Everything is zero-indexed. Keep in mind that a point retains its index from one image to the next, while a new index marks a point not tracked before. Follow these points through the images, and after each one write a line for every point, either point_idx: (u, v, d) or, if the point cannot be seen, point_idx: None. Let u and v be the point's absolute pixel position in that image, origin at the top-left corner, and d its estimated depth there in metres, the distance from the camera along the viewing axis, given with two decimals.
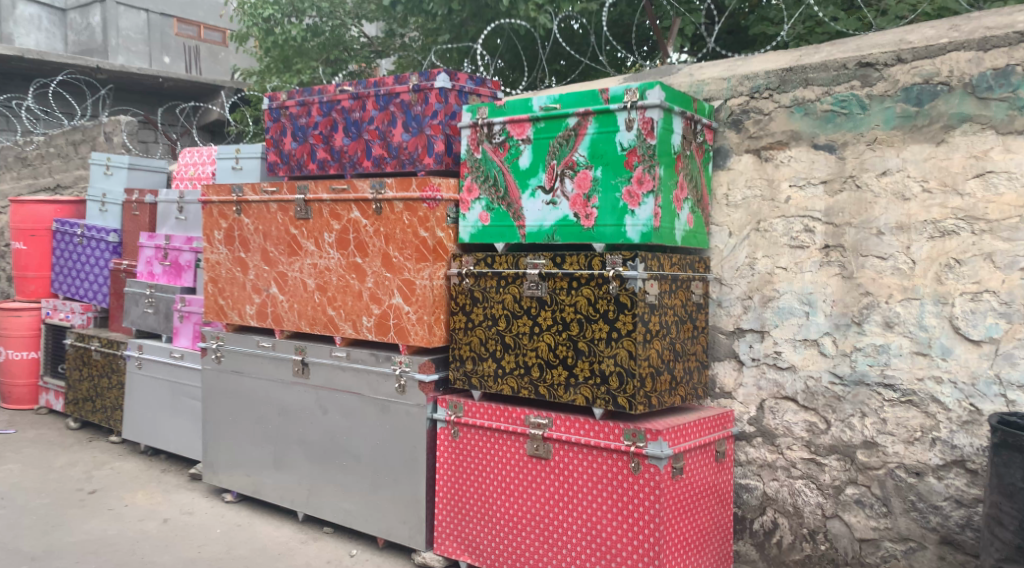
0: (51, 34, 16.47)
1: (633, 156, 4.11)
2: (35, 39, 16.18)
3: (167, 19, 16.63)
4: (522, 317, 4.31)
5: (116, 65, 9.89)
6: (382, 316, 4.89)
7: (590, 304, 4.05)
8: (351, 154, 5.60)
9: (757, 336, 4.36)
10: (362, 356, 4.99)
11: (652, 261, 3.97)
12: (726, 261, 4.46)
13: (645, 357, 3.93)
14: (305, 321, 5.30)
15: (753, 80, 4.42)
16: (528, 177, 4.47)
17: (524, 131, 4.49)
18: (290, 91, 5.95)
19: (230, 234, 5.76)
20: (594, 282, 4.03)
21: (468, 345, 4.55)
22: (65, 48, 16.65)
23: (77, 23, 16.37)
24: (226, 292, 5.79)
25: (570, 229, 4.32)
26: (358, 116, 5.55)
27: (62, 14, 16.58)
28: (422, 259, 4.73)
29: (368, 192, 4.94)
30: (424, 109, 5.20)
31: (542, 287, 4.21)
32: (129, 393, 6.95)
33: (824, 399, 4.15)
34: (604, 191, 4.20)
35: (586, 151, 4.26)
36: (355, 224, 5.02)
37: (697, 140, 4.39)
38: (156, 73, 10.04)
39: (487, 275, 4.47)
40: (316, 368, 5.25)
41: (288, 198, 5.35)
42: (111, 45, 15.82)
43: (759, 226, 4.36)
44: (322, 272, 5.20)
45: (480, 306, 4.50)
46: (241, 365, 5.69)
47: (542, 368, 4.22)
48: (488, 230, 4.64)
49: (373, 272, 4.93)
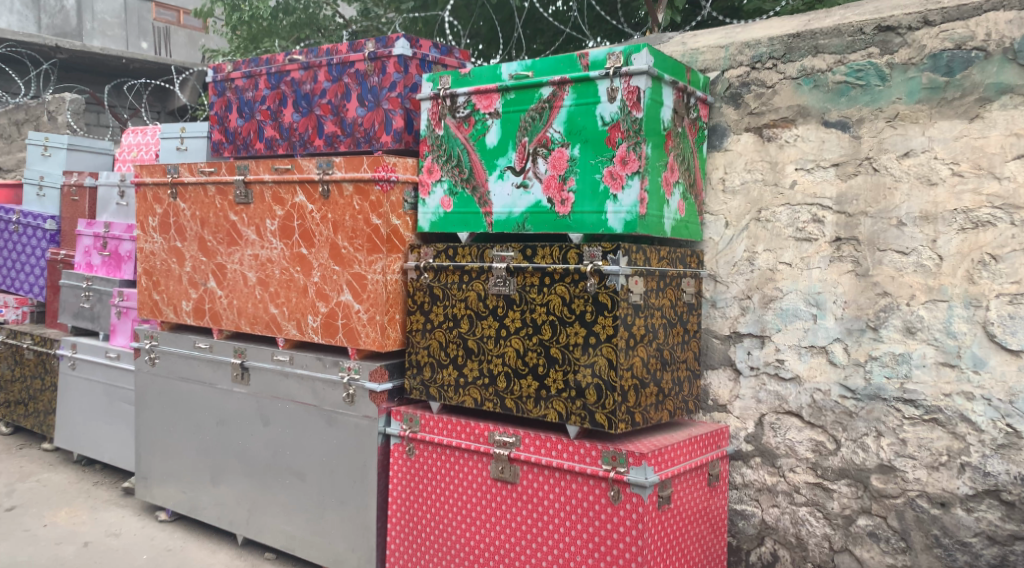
0: (23, 17, 14.35)
1: (616, 132, 3.53)
2: (6, 23, 14.09)
3: (145, 3, 15.91)
4: (487, 318, 3.72)
5: (73, 43, 9.25)
6: (329, 315, 4.31)
7: (565, 303, 3.47)
8: (301, 132, 4.99)
9: (757, 341, 3.79)
10: (307, 360, 4.41)
11: (636, 254, 3.39)
12: (722, 255, 3.90)
13: (627, 366, 3.35)
14: (246, 320, 4.73)
15: (755, 48, 3.86)
16: (495, 156, 3.89)
17: (492, 103, 3.90)
18: (237, 62, 5.35)
19: (166, 221, 5.15)
20: (570, 278, 3.45)
21: (426, 350, 3.97)
22: (41, 32, 14.66)
23: (50, 6, 14.70)
24: (162, 285, 5.20)
25: (543, 216, 3.74)
26: (309, 89, 4.94)
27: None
28: (373, 250, 4.12)
29: (314, 173, 4.35)
30: (382, 80, 4.60)
31: (510, 284, 3.63)
32: (62, 396, 6.35)
33: (833, 416, 3.59)
34: (583, 172, 3.62)
35: (561, 127, 3.68)
36: (300, 210, 4.43)
37: (691, 116, 3.82)
38: (120, 54, 9.46)
39: (448, 270, 3.89)
40: (257, 373, 4.66)
41: (227, 179, 4.76)
42: (87, 29, 15.15)
43: (760, 216, 3.80)
44: (264, 265, 4.61)
45: (440, 305, 3.91)
46: (178, 368, 5.10)
47: (509, 378, 3.65)
48: (450, 218, 4.06)
49: (320, 265, 4.34)
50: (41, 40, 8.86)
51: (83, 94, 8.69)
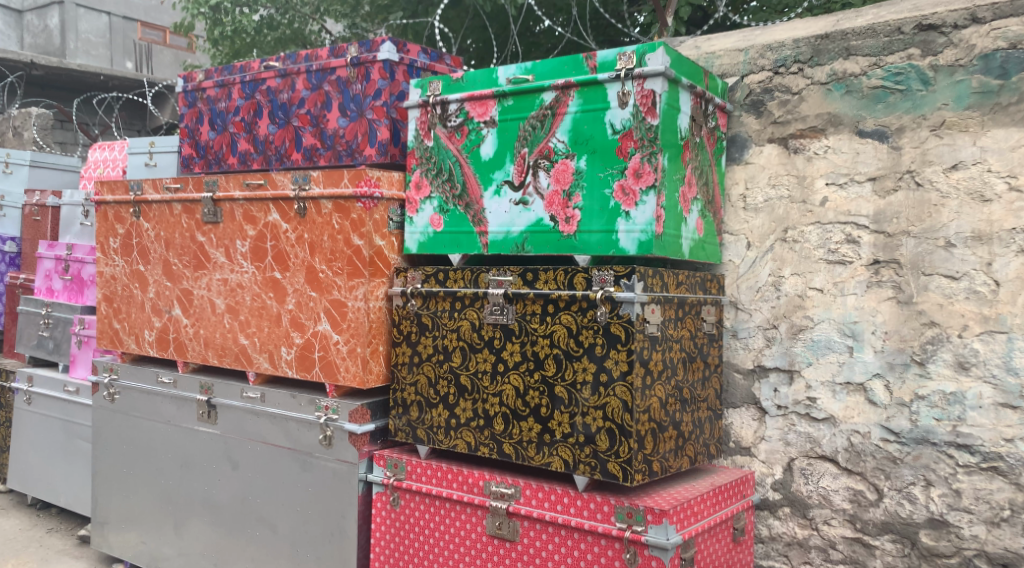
0: (5, 36, 14.97)
1: (628, 141, 3.13)
2: None
3: (131, 22, 15.47)
4: (482, 351, 3.30)
5: (50, 60, 8.82)
6: (305, 346, 3.87)
7: (571, 335, 3.04)
8: (277, 146, 4.57)
9: (784, 377, 3.38)
10: (280, 397, 3.96)
11: (653, 278, 2.98)
12: (744, 279, 3.49)
13: (644, 408, 2.92)
14: (214, 352, 4.29)
15: (778, 51, 3.48)
16: (491, 169, 3.48)
17: (487, 110, 3.50)
18: (208, 70, 4.94)
19: (128, 242, 4.70)
20: (576, 306, 3.03)
21: (413, 387, 3.53)
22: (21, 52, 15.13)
23: (37, 26, 14.97)
24: (123, 313, 4.74)
25: (545, 236, 3.33)
26: (286, 98, 4.53)
27: (18, 15, 15.02)
28: (353, 275, 3.69)
29: (289, 189, 3.92)
30: (365, 88, 4.19)
31: (509, 313, 3.21)
32: (18, 433, 5.93)
33: (874, 462, 3.17)
34: (591, 187, 3.21)
35: (566, 136, 3.28)
36: (273, 230, 4.00)
37: (709, 125, 3.43)
38: (98, 70, 9.07)
39: (438, 296, 3.46)
40: (226, 411, 4.21)
41: (195, 197, 4.33)
42: (70, 49, 14.68)
43: (786, 236, 3.41)
44: (234, 290, 4.17)
45: (429, 336, 3.48)
46: (140, 404, 4.65)
47: (506, 420, 3.21)
48: (440, 238, 3.64)
49: (295, 290, 3.90)
50: (16, 56, 8.40)
51: (51, 110, 8.23)
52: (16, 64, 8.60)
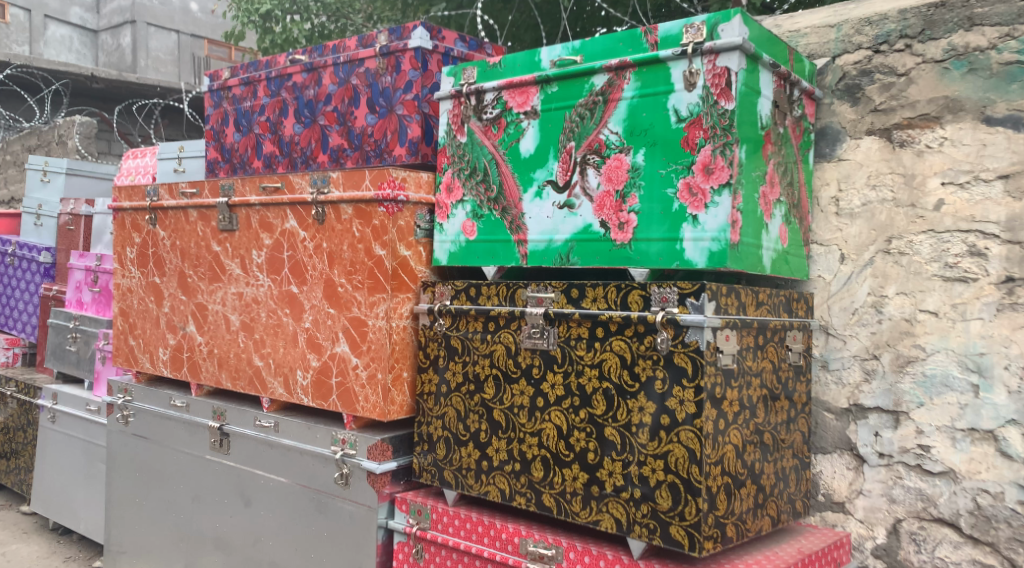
0: (82, 56, 15.00)
1: (696, 130, 2.57)
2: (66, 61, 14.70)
3: (199, 40, 15.37)
4: (519, 382, 2.77)
5: (110, 72, 8.64)
6: (322, 370, 3.39)
7: (625, 366, 2.49)
8: (303, 147, 4.15)
9: (888, 420, 2.77)
10: (294, 427, 3.49)
11: (727, 297, 2.41)
12: (837, 299, 2.90)
13: (716, 460, 2.35)
14: (227, 374, 3.85)
15: (880, 25, 2.89)
16: (531, 168, 2.98)
17: (528, 99, 3.00)
18: (235, 67, 4.56)
19: (144, 252, 4.32)
20: (630, 330, 2.48)
21: (440, 420, 3.03)
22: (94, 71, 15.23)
23: (109, 45, 14.99)
24: (138, 329, 4.36)
25: (593, 245, 2.80)
26: (312, 94, 4.10)
27: (94, 35, 15.14)
28: (374, 290, 3.21)
29: (307, 192, 3.47)
30: (395, 80, 3.72)
31: (551, 337, 2.68)
32: (40, 453, 5.59)
33: (1008, 530, 2.54)
34: (650, 186, 2.66)
35: (620, 126, 2.75)
36: (291, 238, 3.54)
37: (794, 113, 2.85)
38: (154, 83, 8.84)
39: (470, 316, 2.96)
40: (238, 440, 3.77)
41: (210, 202, 3.92)
42: (141, 67, 14.59)
43: (891, 248, 2.81)
44: (249, 305, 3.73)
45: (460, 362, 2.97)
46: (152, 428, 4.25)
47: (547, 465, 2.67)
48: (473, 247, 3.14)
49: (312, 307, 3.44)
50: (78, 69, 8.23)
51: (95, 117, 8.00)
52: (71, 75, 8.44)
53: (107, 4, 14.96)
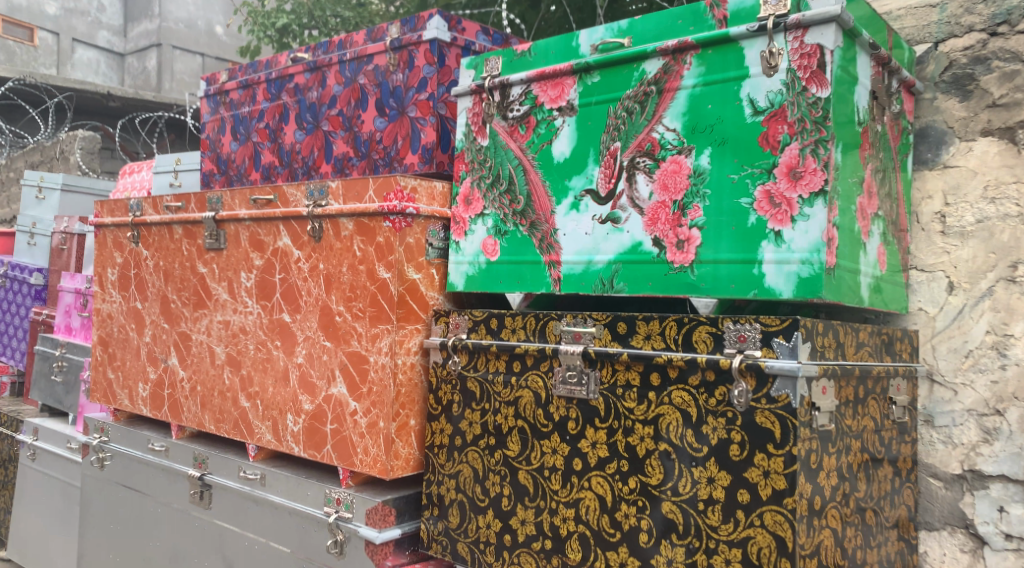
0: None
1: (778, 125, 2.04)
2: None
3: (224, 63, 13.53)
4: (552, 438, 2.27)
5: (125, 90, 8.28)
6: (315, 416, 2.87)
7: (688, 425, 1.98)
8: (304, 157, 3.66)
9: (1016, 492, 2.21)
10: (282, 481, 2.97)
11: (824, 337, 1.89)
12: (944, 339, 2.35)
13: (811, 552, 1.83)
14: (211, 415, 3.33)
15: (998, 2, 2.36)
16: (566, 174, 2.46)
17: (563, 93, 2.48)
18: (232, 69, 4.09)
19: (126, 274, 3.83)
20: (695, 379, 1.97)
21: (453, 480, 2.51)
22: None
23: (134, 69, 13.31)
24: (118, 360, 3.85)
25: (643, 268, 2.26)
26: (315, 97, 3.62)
27: (122, 59, 13.37)
28: (377, 320, 2.69)
29: (303, 205, 2.96)
30: (408, 78, 3.22)
31: (592, 384, 2.18)
32: (20, 493, 5.09)
33: None
34: (718, 195, 2.13)
35: (678, 121, 2.22)
36: (283, 258, 3.03)
37: (893, 108, 2.31)
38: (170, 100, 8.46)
39: (492, 355, 2.44)
40: (220, 493, 3.24)
41: (197, 217, 3.42)
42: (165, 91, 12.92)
43: (1016, 277, 2.25)
44: (235, 336, 3.22)
45: (477, 410, 2.46)
46: (128, 473, 3.73)
47: (586, 544, 2.17)
48: (495, 270, 2.62)
49: (305, 339, 2.92)
50: (92, 87, 7.88)
51: (99, 132, 7.57)
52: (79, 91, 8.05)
53: (133, 27, 13.24)
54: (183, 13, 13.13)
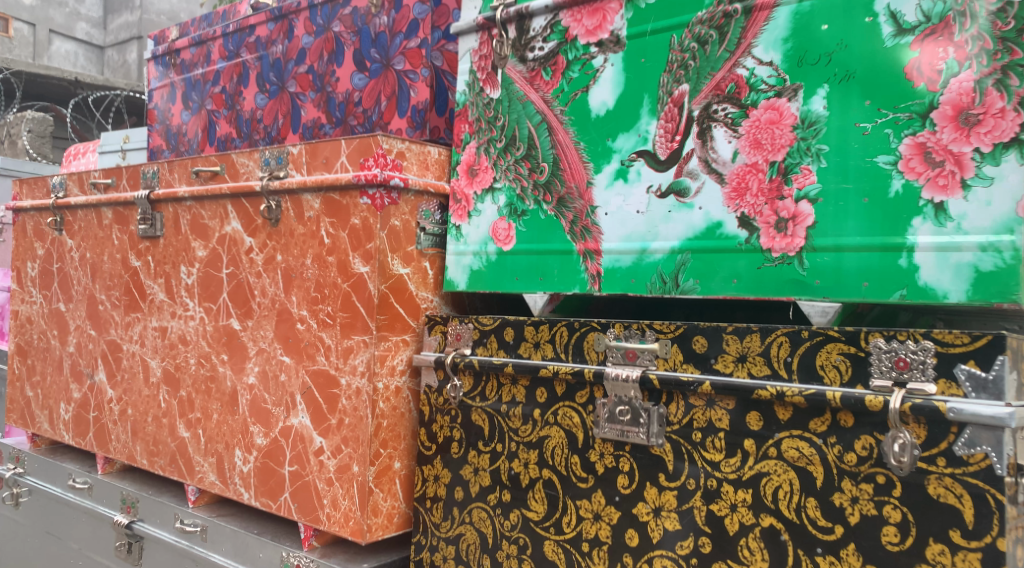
0: None
1: (938, 47, 1.39)
2: None
3: None
4: (594, 497, 1.61)
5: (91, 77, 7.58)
6: (270, 453, 2.19)
7: (810, 493, 1.33)
8: (267, 126, 2.97)
9: None
10: (227, 536, 2.29)
11: None
12: None
13: None
14: (143, 446, 2.64)
15: None
16: (609, 132, 1.79)
17: (604, 22, 1.81)
18: (184, 23, 3.38)
19: (47, 269, 3.12)
20: (821, 425, 1.33)
21: (452, 548, 1.84)
22: None
23: (113, 61, 11.89)
24: (38, 375, 3.14)
25: (723, 260, 1.60)
26: (279, 50, 2.92)
27: (98, 52, 12.05)
28: (351, 329, 2.02)
29: (256, 178, 2.28)
30: (394, 21, 2.54)
31: (654, 425, 1.52)
32: None
33: None
34: (840, 153, 1.48)
35: (777, 51, 1.56)
36: (232, 248, 2.34)
37: None
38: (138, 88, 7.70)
39: (506, 379, 1.77)
40: (152, 547, 2.56)
41: (128, 197, 2.72)
42: None
43: None
44: (173, 348, 2.53)
45: (485, 454, 1.79)
46: (45, 515, 3.03)
47: None
48: (509, 263, 1.95)
49: (259, 352, 2.24)
50: (56, 73, 7.15)
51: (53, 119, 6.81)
52: (35, 75, 7.28)
53: (111, 19, 11.85)
54: (163, 5, 11.75)
